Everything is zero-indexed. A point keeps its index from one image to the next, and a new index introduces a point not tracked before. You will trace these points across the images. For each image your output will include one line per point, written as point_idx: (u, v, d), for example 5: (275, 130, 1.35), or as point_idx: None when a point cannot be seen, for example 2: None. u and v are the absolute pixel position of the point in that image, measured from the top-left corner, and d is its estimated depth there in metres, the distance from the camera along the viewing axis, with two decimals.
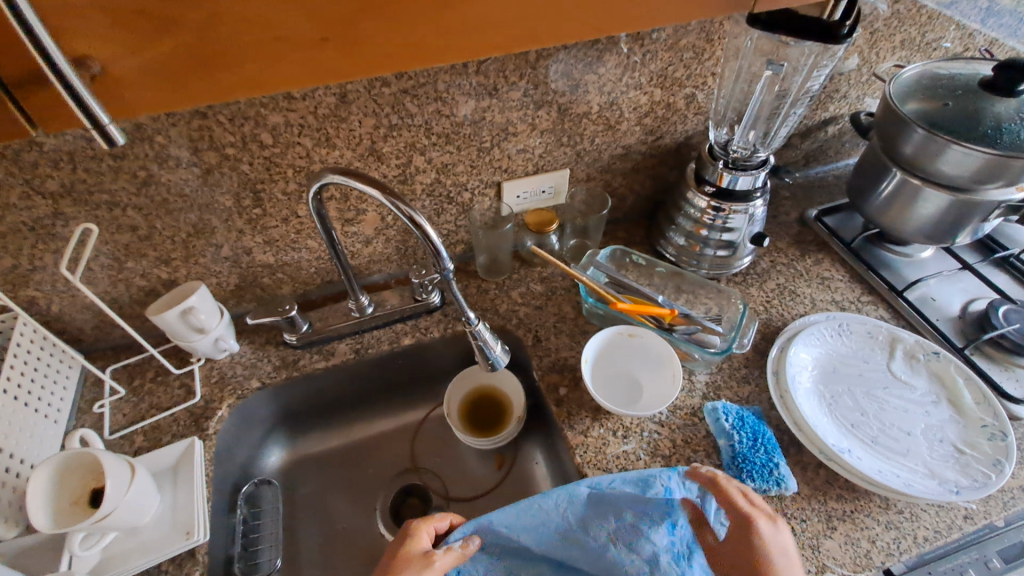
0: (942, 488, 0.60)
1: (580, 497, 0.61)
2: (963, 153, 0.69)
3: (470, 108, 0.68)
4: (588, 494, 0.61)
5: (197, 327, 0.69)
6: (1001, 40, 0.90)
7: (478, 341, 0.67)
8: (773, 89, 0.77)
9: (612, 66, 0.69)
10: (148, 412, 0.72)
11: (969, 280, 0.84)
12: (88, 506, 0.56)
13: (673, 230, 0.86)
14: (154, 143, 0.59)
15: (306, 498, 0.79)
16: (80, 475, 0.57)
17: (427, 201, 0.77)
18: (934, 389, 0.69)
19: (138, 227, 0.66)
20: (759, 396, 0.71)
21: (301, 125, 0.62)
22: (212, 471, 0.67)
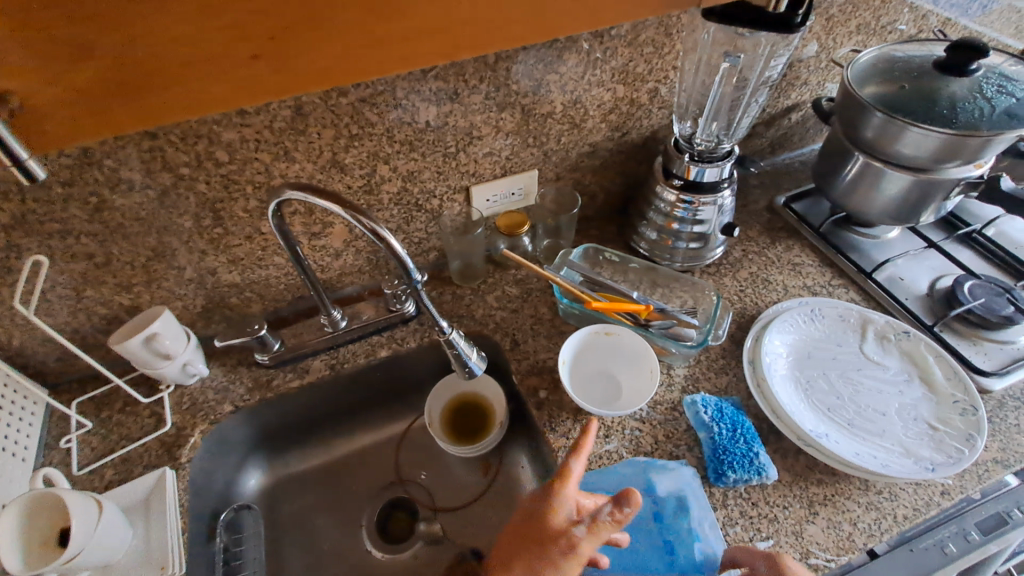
0: (918, 466, 0.61)
1: None
2: (921, 134, 0.70)
3: (432, 114, 0.67)
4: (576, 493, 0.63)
5: (163, 354, 0.67)
6: (954, 20, 0.92)
7: (454, 350, 0.67)
8: (731, 80, 0.79)
9: (573, 64, 0.69)
10: (118, 444, 0.69)
11: (935, 258, 0.85)
12: (59, 545, 0.54)
13: (645, 225, 0.86)
14: (103, 167, 0.57)
15: (290, 520, 0.78)
16: (50, 515, 0.54)
17: (395, 210, 0.76)
18: (906, 368, 0.70)
19: (94, 255, 0.64)
20: (737, 386, 0.71)
21: (257, 140, 0.61)
22: (188, 500, 0.66)
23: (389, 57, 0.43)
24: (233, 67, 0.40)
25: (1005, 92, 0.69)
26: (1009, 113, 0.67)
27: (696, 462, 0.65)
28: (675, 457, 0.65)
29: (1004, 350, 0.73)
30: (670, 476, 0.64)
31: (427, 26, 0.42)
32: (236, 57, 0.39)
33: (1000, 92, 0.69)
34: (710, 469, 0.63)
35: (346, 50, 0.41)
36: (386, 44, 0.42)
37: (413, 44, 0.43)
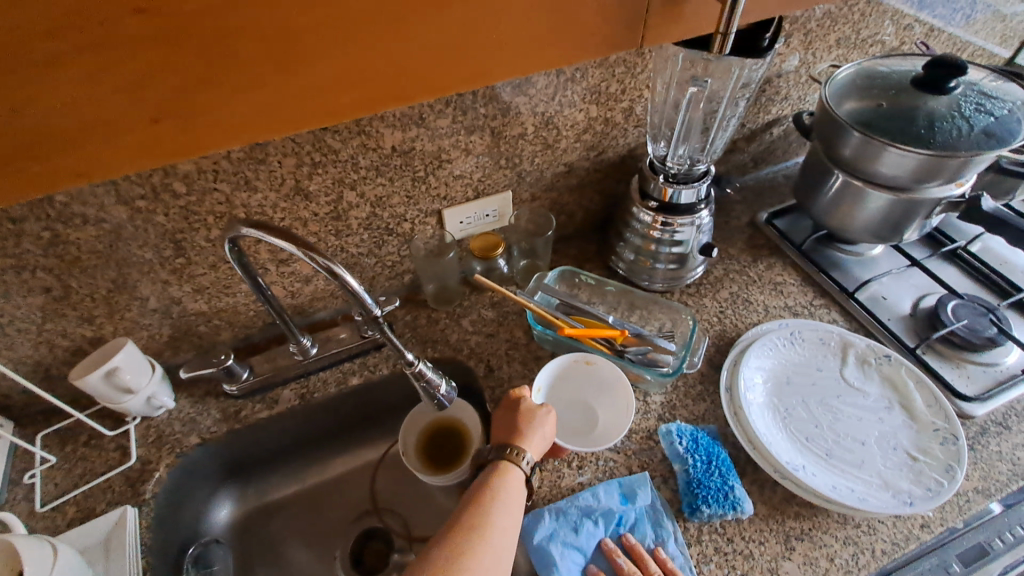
0: (895, 500, 0.59)
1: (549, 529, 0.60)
2: (899, 155, 0.68)
3: (397, 139, 0.65)
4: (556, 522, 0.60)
5: (125, 388, 0.66)
6: (938, 31, 0.90)
7: (422, 381, 0.65)
8: (699, 105, 0.77)
9: (542, 85, 0.67)
10: (81, 480, 0.67)
11: (919, 276, 0.84)
12: None
13: (623, 245, 0.84)
14: (54, 201, 0.55)
15: (263, 553, 0.76)
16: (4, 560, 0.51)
17: (365, 235, 0.74)
18: (886, 394, 0.69)
19: (51, 288, 0.62)
20: (714, 413, 0.70)
21: (215, 170, 0.59)
22: (152, 538, 0.64)
23: (303, 108, 0.35)
24: (125, 121, 0.32)
25: (984, 110, 0.67)
26: (986, 133, 0.66)
27: (671, 495, 0.63)
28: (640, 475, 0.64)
29: (988, 373, 0.72)
30: (643, 499, 0.62)
31: (343, 68, 0.34)
32: (138, 110, 0.32)
33: (978, 111, 0.67)
34: (684, 504, 0.62)
35: (246, 97, 0.34)
36: (301, 93, 0.34)
37: (327, 94, 0.35)
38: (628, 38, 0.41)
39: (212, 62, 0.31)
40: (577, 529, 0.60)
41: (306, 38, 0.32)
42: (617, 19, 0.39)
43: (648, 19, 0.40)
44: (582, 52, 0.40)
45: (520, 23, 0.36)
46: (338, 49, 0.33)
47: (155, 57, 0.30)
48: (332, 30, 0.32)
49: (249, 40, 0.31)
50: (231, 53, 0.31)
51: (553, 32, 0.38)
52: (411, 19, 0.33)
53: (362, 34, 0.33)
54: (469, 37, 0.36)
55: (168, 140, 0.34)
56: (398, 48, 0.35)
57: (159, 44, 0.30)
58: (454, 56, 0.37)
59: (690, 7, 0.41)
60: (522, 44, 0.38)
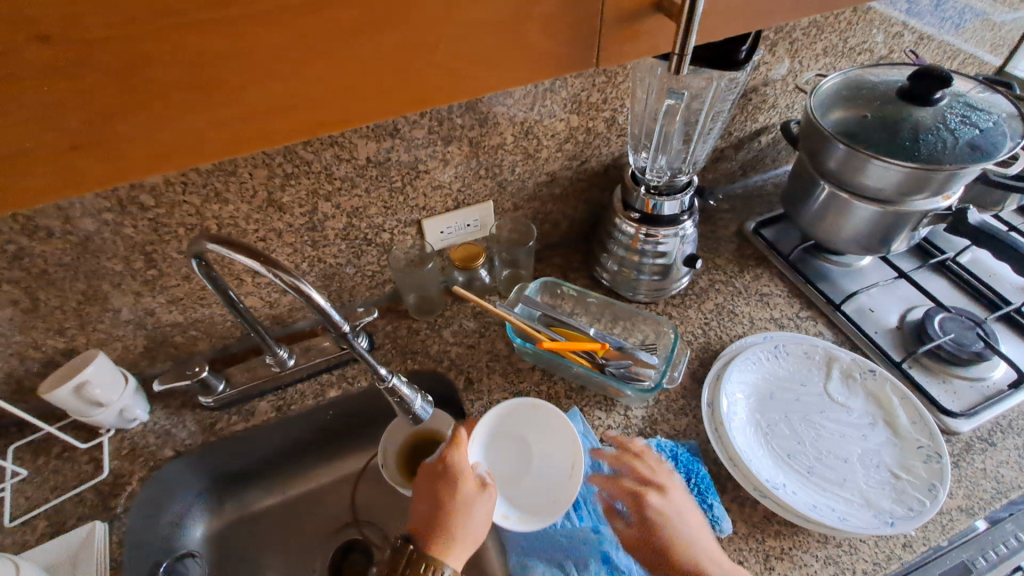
0: (877, 520, 0.58)
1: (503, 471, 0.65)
2: (884, 167, 0.67)
3: (372, 150, 0.64)
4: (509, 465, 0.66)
5: (95, 401, 0.65)
6: (928, 38, 0.89)
7: (396, 396, 0.64)
8: (675, 119, 0.74)
9: (520, 96, 0.66)
10: (51, 494, 0.66)
11: (907, 288, 0.82)
12: None
13: (607, 255, 0.83)
14: (18, 215, 0.54)
15: (239, 566, 0.75)
16: None
17: (343, 245, 0.73)
18: (870, 410, 0.67)
19: (18, 301, 0.61)
20: (696, 428, 0.69)
21: (183, 183, 0.58)
22: (123, 554, 0.63)
23: (235, 133, 0.30)
24: (29, 157, 0.26)
25: (969, 122, 0.66)
26: (972, 145, 0.65)
27: None
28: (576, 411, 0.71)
29: (975, 388, 0.71)
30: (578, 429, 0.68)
31: (275, 93, 0.29)
32: (44, 141, 0.26)
33: (964, 122, 0.66)
34: None
35: (169, 126, 0.28)
36: (229, 119, 0.29)
37: (263, 118, 0.30)
38: (582, 55, 0.35)
39: (131, 90, 0.26)
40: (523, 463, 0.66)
41: (231, 61, 0.27)
42: (574, 40, 0.33)
43: (604, 39, 0.34)
44: (538, 73, 0.35)
45: (475, 43, 0.31)
46: (266, 73, 0.28)
47: (63, 85, 0.25)
48: (255, 55, 0.27)
49: (167, 62, 0.26)
50: (145, 77, 0.26)
51: (507, 58, 0.33)
52: (349, 40, 0.28)
53: (296, 56, 0.28)
54: (415, 58, 0.30)
55: (86, 175, 0.28)
56: (336, 72, 0.29)
57: (63, 74, 0.24)
58: (399, 78, 0.31)
59: (647, 26, 0.35)
60: (470, 63, 0.32)
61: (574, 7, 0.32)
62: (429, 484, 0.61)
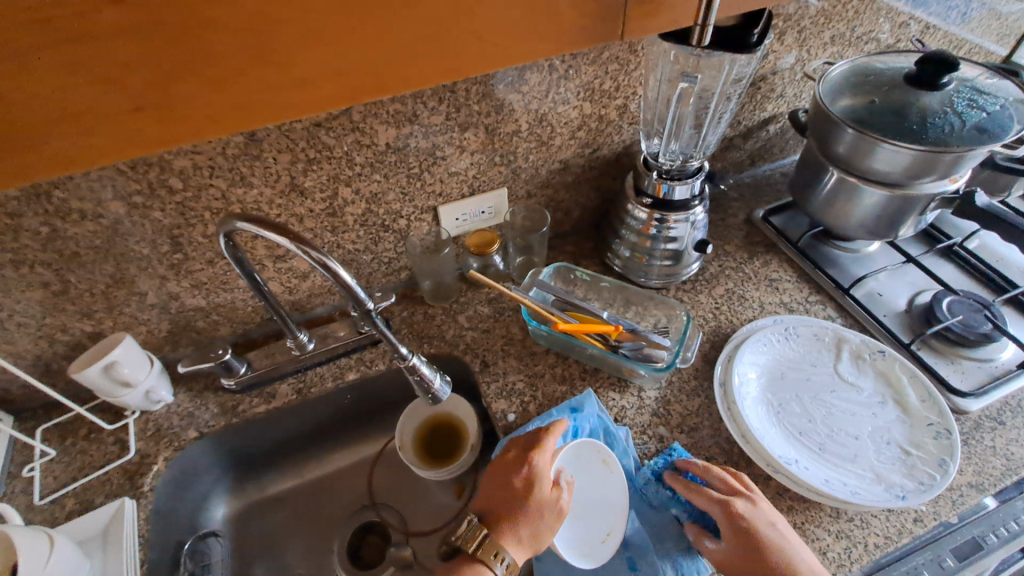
0: (889, 494, 0.59)
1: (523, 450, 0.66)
2: (892, 151, 0.68)
3: (391, 136, 0.66)
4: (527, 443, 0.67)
5: (123, 382, 0.67)
6: (934, 28, 0.90)
7: (416, 375, 0.65)
8: (688, 101, 0.75)
9: (535, 82, 0.68)
10: (79, 472, 0.68)
11: (914, 272, 0.83)
12: None
13: (619, 242, 0.85)
14: (52, 197, 0.56)
15: (260, 547, 0.77)
16: None
17: (361, 231, 0.75)
18: (880, 390, 0.69)
19: (50, 283, 0.63)
20: (708, 408, 0.70)
21: (211, 167, 0.60)
22: (149, 531, 0.64)
23: (281, 102, 0.32)
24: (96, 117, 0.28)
25: (976, 106, 0.68)
26: (979, 128, 0.66)
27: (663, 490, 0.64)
28: (586, 393, 0.71)
29: (983, 368, 0.72)
30: (591, 408, 0.69)
31: (320, 62, 0.31)
32: (109, 104, 0.28)
33: (971, 106, 0.67)
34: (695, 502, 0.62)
35: (219, 93, 0.30)
36: (273, 89, 0.31)
37: (306, 88, 0.32)
38: (607, 29, 0.37)
39: (188, 57, 0.28)
40: None
41: (281, 30, 0.29)
42: (597, 13, 0.35)
43: (629, 10, 0.36)
44: (564, 46, 0.36)
45: (508, 14, 0.33)
46: (311, 42, 0.30)
47: (129, 51, 0.27)
48: (302, 26, 0.29)
49: (221, 29, 0.28)
50: (203, 46, 0.28)
51: (540, 28, 0.34)
52: (391, 11, 0.30)
53: (342, 26, 0.30)
54: (450, 27, 0.32)
55: (144, 136, 0.30)
56: (378, 42, 0.31)
57: (127, 37, 0.26)
58: (435, 49, 0.33)
59: (667, 1, 0.38)
60: (503, 34, 0.34)
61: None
62: (510, 475, 0.61)
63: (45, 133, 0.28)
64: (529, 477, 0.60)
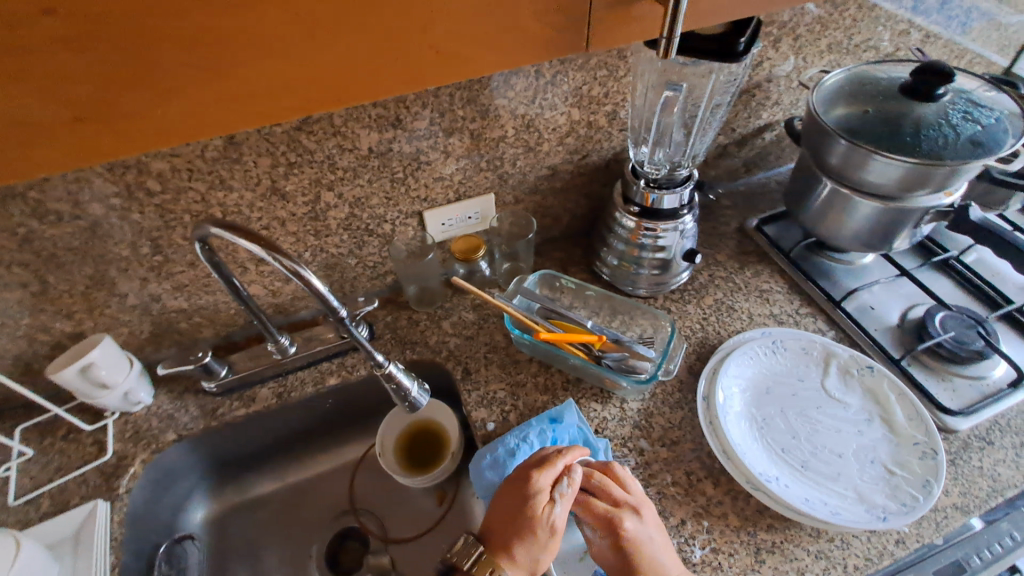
0: (870, 515, 0.58)
1: (501, 460, 0.66)
2: (885, 163, 0.67)
3: (373, 140, 0.65)
4: (505, 453, 0.66)
5: (101, 383, 0.66)
6: (935, 37, 0.88)
7: (392, 383, 0.65)
8: (671, 111, 0.77)
9: (521, 88, 0.67)
10: (56, 473, 0.68)
11: (908, 286, 0.82)
12: None
13: (607, 250, 0.83)
14: (28, 198, 0.56)
15: (238, 550, 0.77)
16: None
17: (345, 235, 0.74)
18: (867, 407, 0.67)
19: (28, 283, 0.62)
20: (691, 422, 0.69)
21: (189, 169, 0.59)
22: (123, 534, 0.64)
23: (236, 110, 0.31)
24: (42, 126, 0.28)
25: (972, 118, 0.66)
26: (973, 141, 0.64)
27: (641, 505, 0.63)
28: (567, 404, 0.70)
29: (975, 386, 0.70)
30: (570, 418, 0.69)
31: (276, 68, 0.30)
32: (51, 114, 0.27)
33: (966, 119, 0.66)
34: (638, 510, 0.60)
35: (167, 103, 0.29)
36: (229, 98, 0.30)
37: (263, 96, 0.31)
38: (575, 37, 0.35)
39: (132, 64, 0.27)
40: (514, 453, 0.66)
41: (231, 35, 0.28)
42: (573, 18, 0.34)
43: (597, 18, 0.35)
44: (532, 57, 0.36)
45: (475, 19, 0.32)
46: (265, 48, 0.29)
47: (67, 59, 0.26)
48: (256, 32, 0.28)
49: (166, 37, 0.27)
50: (148, 54, 0.27)
51: (509, 34, 0.34)
52: (347, 22, 0.29)
53: (302, 33, 0.29)
54: (414, 33, 0.31)
55: (90, 148, 0.29)
56: (342, 50, 0.30)
57: (65, 44, 0.25)
58: (399, 58, 0.32)
59: (638, 12, 0.37)
60: (470, 40, 0.33)
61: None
62: (508, 493, 0.59)
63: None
64: (524, 493, 0.58)
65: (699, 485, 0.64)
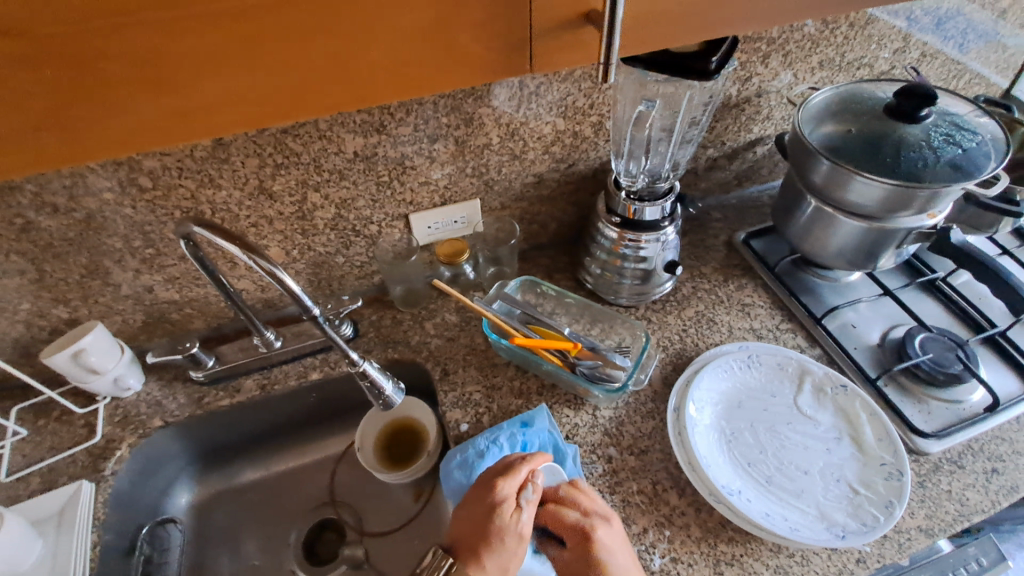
0: (829, 533, 0.59)
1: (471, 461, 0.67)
2: (866, 183, 0.67)
3: (358, 144, 0.67)
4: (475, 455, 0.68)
5: (92, 368, 0.69)
6: (931, 56, 0.88)
7: (367, 380, 0.67)
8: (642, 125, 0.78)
9: (505, 98, 0.68)
10: (47, 453, 0.71)
11: (891, 306, 0.82)
12: None
13: (590, 259, 0.84)
14: (25, 190, 0.59)
15: (219, 535, 0.79)
16: None
17: (332, 235, 0.76)
18: (838, 425, 0.67)
19: (26, 271, 0.66)
20: (661, 432, 0.70)
21: (179, 168, 0.62)
22: (106, 514, 0.67)
23: (181, 124, 0.35)
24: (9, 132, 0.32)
25: (953, 141, 0.67)
26: (954, 165, 0.65)
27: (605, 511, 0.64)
28: (540, 409, 0.72)
29: (951, 410, 0.70)
30: (541, 423, 0.70)
31: (216, 88, 0.34)
32: (9, 123, 0.31)
33: (947, 141, 0.66)
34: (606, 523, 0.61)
35: (115, 115, 0.33)
36: (174, 113, 0.34)
37: (205, 112, 0.35)
38: (516, 60, 0.39)
39: (80, 82, 0.31)
40: (483, 455, 0.67)
41: (171, 60, 0.32)
42: (502, 45, 0.37)
43: (537, 43, 0.38)
44: (470, 77, 0.39)
45: (403, 47, 0.35)
46: (204, 70, 0.33)
47: (22, 77, 0.30)
48: (193, 55, 0.32)
49: (109, 58, 0.30)
50: (95, 73, 0.31)
51: (437, 61, 0.37)
52: (283, 45, 0.33)
53: (240, 53, 0.32)
54: (344, 58, 0.35)
55: (52, 152, 0.34)
56: (282, 69, 0.34)
57: (17, 63, 0.29)
58: (331, 80, 0.36)
59: (577, 39, 0.40)
60: (400, 65, 0.36)
61: (494, 23, 0.36)
62: (472, 503, 0.59)
63: None
64: (488, 503, 0.57)
65: (663, 495, 0.65)
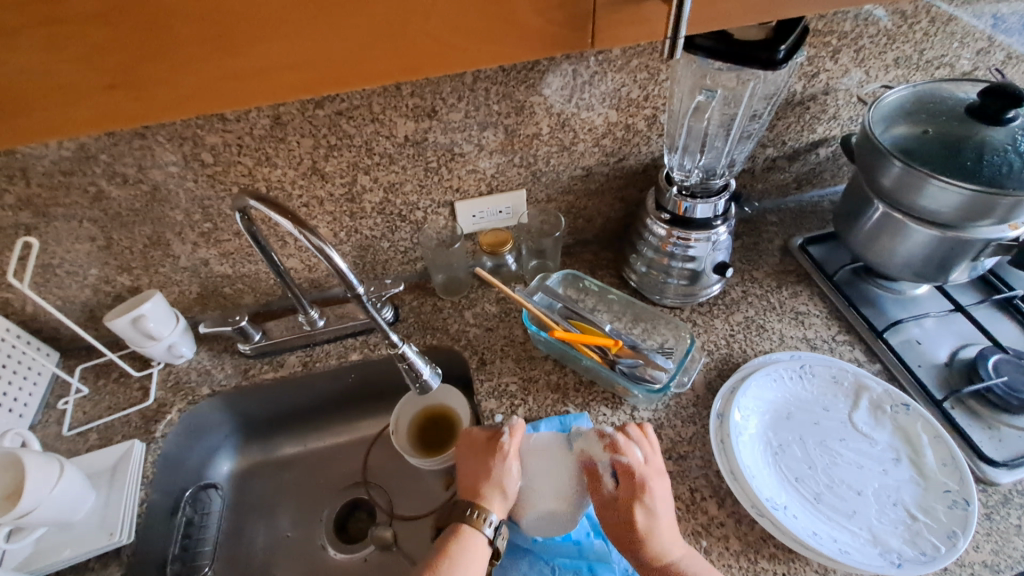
0: (882, 558, 0.55)
1: None
2: (941, 188, 0.62)
3: (409, 129, 0.67)
4: None
5: (149, 334, 0.73)
6: (1016, 58, 0.81)
7: (405, 362, 0.67)
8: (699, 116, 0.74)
9: (558, 87, 0.67)
10: (106, 411, 0.75)
11: (962, 324, 0.76)
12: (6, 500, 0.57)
13: (636, 257, 0.82)
14: (99, 160, 0.62)
15: (255, 502, 0.82)
16: (6, 475, 0.58)
17: (378, 218, 0.77)
18: (896, 446, 0.63)
19: (96, 238, 0.70)
20: (702, 438, 0.67)
21: (239, 145, 0.64)
22: (155, 473, 0.70)
23: (243, 85, 0.36)
24: (78, 90, 0.34)
25: None
26: None
27: None
28: (575, 412, 0.70)
29: None
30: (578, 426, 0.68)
31: (276, 54, 0.35)
32: (88, 81, 0.34)
33: None
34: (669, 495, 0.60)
35: (182, 75, 0.35)
36: (239, 75, 0.36)
37: (268, 74, 0.36)
38: (574, 34, 0.39)
39: (153, 41, 0.33)
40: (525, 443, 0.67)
41: (236, 21, 0.33)
42: (561, 17, 0.38)
43: (597, 16, 0.39)
44: (527, 51, 0.40)
45: (459, 16, 0.36)
46: (267, 35, 0.34)
47: (100, 36, 0.32)
48: (261, 17, 0.33)
49: (182, 20, 0.32)
50: (170, 32, 0.33)
51: (495, 31, 0.38)
52: (340, 10, 0.34)
53: (298, 15, 0.34)
54: (407, 27, 0.36)
55: (119, 111, 0.36)
56: (337, 33, 0.35)
57: (101, 22, 0.31)
58: (386, 49, 0.37)
59: (638, 14, 0.39)
60: (460, 35, 0.37)
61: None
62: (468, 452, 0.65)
63: (37, 100, 0.34)
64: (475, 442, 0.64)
65: (702, 504, 0.62)
